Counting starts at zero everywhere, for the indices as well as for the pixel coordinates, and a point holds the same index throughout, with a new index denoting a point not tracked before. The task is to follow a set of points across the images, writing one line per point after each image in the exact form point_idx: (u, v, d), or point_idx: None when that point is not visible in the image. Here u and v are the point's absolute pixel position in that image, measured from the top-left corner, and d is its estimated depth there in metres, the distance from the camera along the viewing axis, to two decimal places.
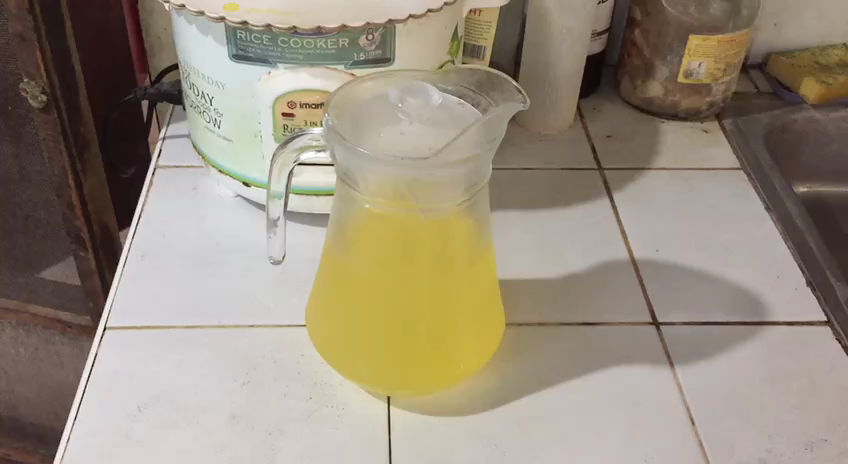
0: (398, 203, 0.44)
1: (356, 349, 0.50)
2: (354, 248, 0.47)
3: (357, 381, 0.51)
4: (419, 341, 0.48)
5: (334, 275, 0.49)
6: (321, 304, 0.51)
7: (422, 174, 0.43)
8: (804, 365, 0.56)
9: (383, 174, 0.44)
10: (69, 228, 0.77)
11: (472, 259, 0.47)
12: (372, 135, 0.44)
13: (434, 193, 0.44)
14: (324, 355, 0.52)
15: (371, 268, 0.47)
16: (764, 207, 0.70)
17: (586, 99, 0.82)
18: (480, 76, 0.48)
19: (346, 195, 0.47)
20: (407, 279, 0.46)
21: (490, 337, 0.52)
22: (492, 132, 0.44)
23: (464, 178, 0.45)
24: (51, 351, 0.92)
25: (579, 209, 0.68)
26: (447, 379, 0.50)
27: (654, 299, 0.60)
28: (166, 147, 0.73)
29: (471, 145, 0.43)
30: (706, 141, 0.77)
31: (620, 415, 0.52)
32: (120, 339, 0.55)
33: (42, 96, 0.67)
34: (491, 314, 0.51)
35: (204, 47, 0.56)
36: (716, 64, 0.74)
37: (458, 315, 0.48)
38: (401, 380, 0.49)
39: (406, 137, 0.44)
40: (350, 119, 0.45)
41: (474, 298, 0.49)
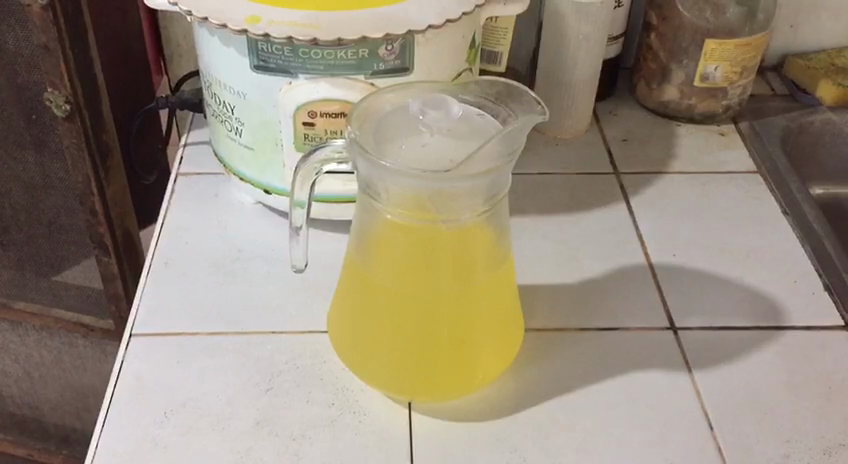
0: (419, 214, 0.45)
1: (378, 356, 0.50)
2: (376, 258, 0.48)
3: (378, 387, 0.52)
4: (441, 348, 0.49)
5: (355, 284, 0.50)
6: (342, 312, 0.52)
7: (443, 185, 0.43)
8: (822, 370, 0.56)
9: (405, 185, 0.44)
10: (92, 234, 0.78)
11: (491, 267, 0.48)
12: (394, 146, 0.45)
13: (455, 203, 0.45)
14: (346, 362, 0.53)
15: (393, 276, 0.48)
16: (782, 211, 0.70)
17: (603, 102, 0.83)
18: (500, 87, 0.48)
19: (368, 205, 0.48)
20: (429, 288, 0.47)
21: (510, 345, 0.53)
22: (513, 143, 0.44)
23: (483, 189, 0.45)
24: (74, 354, 0.93)
25: (595, 213, 0.69)
26: (466, 385, 0.51)
27: (671, 304, 0.61)
28: (187, 153, 0.74)
29: (492, 156, 0.43)
30: (722, 143, 0.77)
31: (640, 421, 0.53)
32: (146, 346, 0.56)
33: (66, 105, 0.68)
34: (510, 321, 0.52)
35: (226, 58, 0.57)
36: (732, 67, 0.75)
37: (479, 322, 0.49)
38: (421, 386, 0.50)
39: (427, 148, 0.44)
40: (371, 131, 0.46)
41: (492, 305, 0.49)
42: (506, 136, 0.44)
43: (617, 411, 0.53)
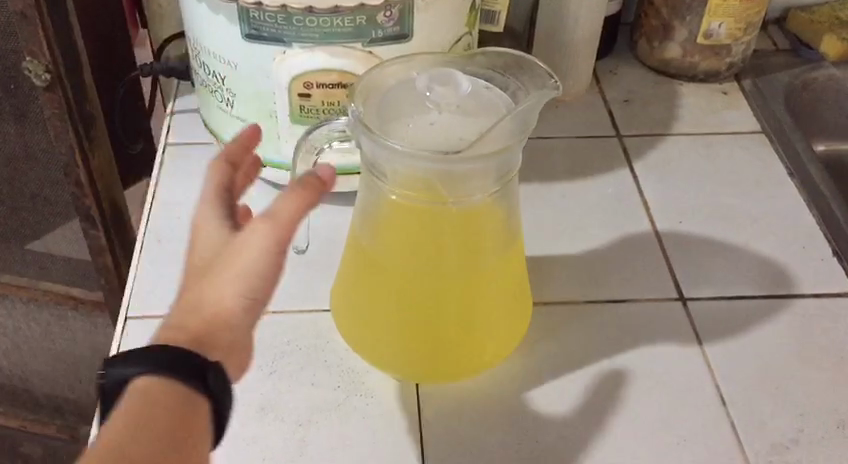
0: (428, 196, 0.43)
1: (385, 339, 0.49)
2: (381, 241, 0.46)
3: (385, 369, 0.51)
4: (451, 331, 0.48)
5: (359, 265, 0.49)
6: (346, 293, 0.51)
7: (453, 166, 0.41)
8: (833, 340, 0.55)
9: (414, 166, 0.42)
10: (79, 207, 0.75)
11: (501, 247, 0.47)
12: (401, 126, 0.43)
13: (465, 185, 0.43)
14: (353, 344, 0.52)
15: (400, 260, 0.46)
16: (788, 174, 0.68)
17: (603, 60, 0.80)
18: (509, 58, 0.46)
19: (373, 186, 0.46)
20: (438, 271, 0.46)
21: (519, 323, 0.51)
22: (526, 121, 0.42)
23: (494, 170, 0.43)
24: (64, 327, 0.92)
25: (599, 179, 0.67)
26: (476, 367, 0.50)
27: (679, 274, 0.60)
28: (174, 123, 0.71)
29: (504, 135, 0.41)
30: (725, 103, 0.75)
31: (652, 396, 0.52)
32: (143, 329, 0.55)
33: (46, 75, 0.65)
34: (520, 299, 0.51)
35: (215, 26, 0.54)
36: (736, 24, 0.73)
37: (489, 304, 0.48)
38: (430, 369, 0.49)
39: (436, 127, 0.42)
40: (376, 109, 0.43)
41: (503, 285, 0.48)
42: (519, 114, 0.42)
43: (628, 386, 0.52)
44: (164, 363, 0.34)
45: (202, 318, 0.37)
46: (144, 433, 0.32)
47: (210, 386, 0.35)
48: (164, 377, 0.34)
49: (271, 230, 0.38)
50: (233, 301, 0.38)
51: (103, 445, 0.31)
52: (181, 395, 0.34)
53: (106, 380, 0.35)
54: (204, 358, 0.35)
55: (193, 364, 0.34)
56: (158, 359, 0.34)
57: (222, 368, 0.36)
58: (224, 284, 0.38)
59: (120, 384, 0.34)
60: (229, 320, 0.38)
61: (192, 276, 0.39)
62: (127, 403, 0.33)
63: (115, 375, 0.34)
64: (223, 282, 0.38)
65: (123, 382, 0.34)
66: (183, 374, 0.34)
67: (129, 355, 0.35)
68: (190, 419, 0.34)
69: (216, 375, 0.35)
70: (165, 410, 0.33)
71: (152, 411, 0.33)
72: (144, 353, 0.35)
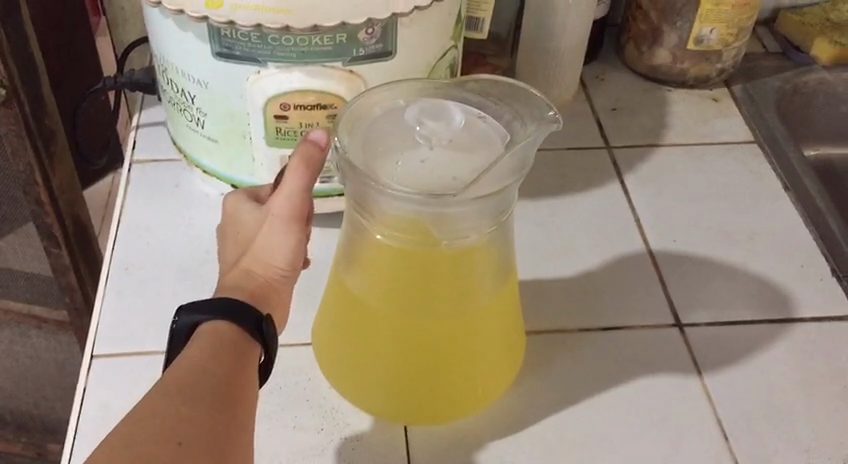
0: (418, 236, 0.40)
1: (371, 382, 0.46)
2: (367, 282, 0.43)
3: (371, 411, 0.48)
4: (442, 375, 0.45)
5: (343, 306, 0.45)
6: (329, 333, 0.48)
7: (446, 208, 0.38)
8: (836, 368, 0.53)
9: (403, 206, 0.39)
10: (39, 224, 0.71)
11: (496, 286, 0.44)
12: (389, 162, 0.39)
13: (459, 225, 0.40)
14: (336, 385, 0.49)
15: (389, 303, 0.43)
16: (783, 187, 0.66)
17: (589, 65, 0.77)
18: (505, 87, 0.44)
19: (358, 223, 0.43)
20: (431, 315, 0.43)
21: (512, 361, 0.49)
22: (524, 158, 0.39)
23: (490, 209, 0.40)
24: (27, 344, 0.88)
25: (589, 195, 0.64)
26: (468, 410, 0.47)
27: (675, 297, 0.57)
28: (141, 137, 0.67)
29: (502, 174, 0.39)
30: (716, 110, 0.73)
31: (651, 432, 0.49)
32: (110, 368, 0.51)
33: (1, 90, 0.61)
34: (514, 335, 0.48)
35: (183, 44, 0.50)
36: (728, 29, 0.70)
37: (482, 346, 0.45)
38: (420, 412, 0.46)
39: (428, 164, 0.39)
40: (362, 144, 0.40)
41: (497, 325, 0.45)
42: (518, 150, 0.39)
43: (627, 421, 0.50)
44: (225, 311, 0.40)
45: (247, 287, 0.43)
46: (214, 363, 0.37)
47: (262, 333, 0.41)
48: (226, 322, 0.40)
49: (290, 208, 0.43)
50: (275, 267, 0.44)
51: (185, 369, 0.36)
52: (240, 337, 0.40)
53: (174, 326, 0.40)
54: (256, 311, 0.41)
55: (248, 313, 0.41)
56: (220, 309, 0.40)
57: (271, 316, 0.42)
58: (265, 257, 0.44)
59: (188, 329, 0.40)
60: (275, 283, 0.44)
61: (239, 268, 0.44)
62: (199, 340, 0.39)
63: (183, 322, 0.40)
64: (262, 254, 0.44)
65: (190, 328, 0.40)
66: (242, 321, 0.40)
67: (192, 306, 0.41)
68: (248, 357, 0.39)
69: (268, 326, 0.41)
70: (229, 346, 0.39)
71: (219, 347, 0.38)
72: (208, 304, 0.40)
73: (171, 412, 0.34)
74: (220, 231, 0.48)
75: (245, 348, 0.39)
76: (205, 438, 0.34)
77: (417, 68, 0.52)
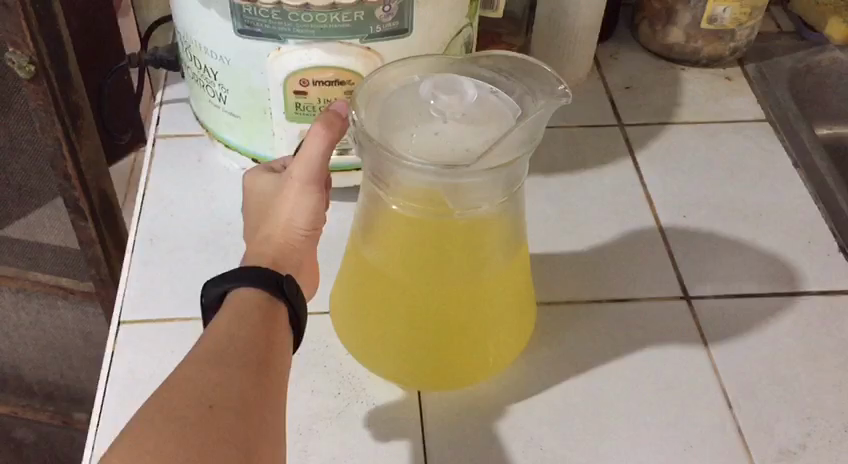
0: (432, 206, 0.42)
1: (385, 349, 0.48)
2: (382, 251, 0.45)
3: (385, 377, 0.49)
4: (453, 344, 0.47)
5: (359, 274, 0.47)
6: (346, 301, 0.49)
7: (459, 178, 0.40)
8: (839, 340, 0.55)
9: (418, 177, 0.41)
10: (66, 198, 0.73)
11: (507, 257, 0.45)
12: (404, 135, 0.41)
13: (472, 196, 0.42)
14: (352, 352, 0.50)
15: (402, 272, 0.44)
16: (793, 165, 0.67)
17: (604, 44, 0.78)
18: (517, 63, 0.45)
19: (375, 194, 0.44)
20: (444, 284, 0.44)
21: (522, 331, 0.50)
22: (533, 132, 0.41)
23: (500, 182, 0.42)
24: (54, 315, 0.91)
25: (601, 171, 0.66)
26: (478, 377, 0.49)
27: (684, 271, 0.59)
28: (165, 113, 0.69)
29: (512, 147, 0.40)
30: (729, 89, 0.74)
31: (657, 400, 0.51)
32: (137, 334, 0.53)
33: (30, 66, 0.63)
34: (525, 305, 0.50)
35: (206, 21, 0.52)
36: (741, 8, 0.71)
37: (493, 314, 0.47)
38: (433, 379, 0.48)
39: (442, 136, 0.41)
40: (378, 117, 0.42)
41: (508, 294, 0.47)
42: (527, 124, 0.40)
43: (633, 390, 0.51)
44: (248, 277, 0.42)
45: (270, 248, 0.46)
46: (245, 331, 0.39)
47: (289, 295, 0.43)
48: (253, 289, 0.42)
49: (307, 171, 0.46)
50: (296, 226, 0.47)
51: (218, 339, 0.38)
52: (266, 302, 0.42)
53: (207, 299, 0.43)
54: (277, 273, 0.43)
55: (270, 276, 0.42)
56: (244, 276, 0.42)
57: (294, 278, 0.44)
58: (285, 218, 0.47)
59: (218, 299, 0.42)
60: (297, 242, 0.47)
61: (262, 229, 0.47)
62: (228, 309, 0.41)
63: (213, 293, 0.42)
64: (283, 215, 0.47)
65: (220, 298, 0.42)
66: (267, 285, 0.42)
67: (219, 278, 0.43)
68: (276, 320, 0.41)
69: (291, 286, 0.43)
70: (257, 312, 0.41)
71: (248, 316, 0.40)
72: (235, 272, 0.43)
73: (208, 381, 0.36)
74: (245, 203, 0.51)
75: (271, 311, 0.41)
76: (241, 404, 0.35)
77: (433, 45, 0.53)
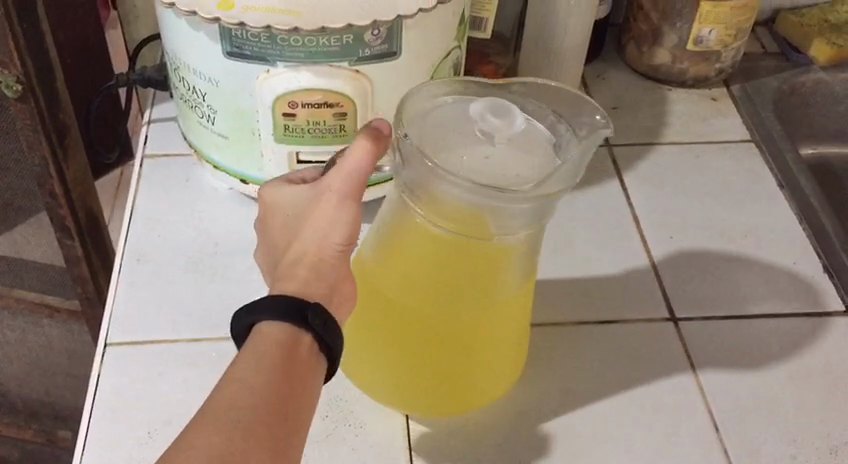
0: (469, 230, 0.42)
1: (400, 373, 0.47)
2: (408, 276, 0.44)
3: (383, 395, 0.49)
4: (474, 369, 0.47)
5: (375, 297, 0.46)
6: (353, 321, 0.48)
7: (504, 206, 0.41)
8: (824, 362, 0.55)
9: (460, 199, 0.41)
10: (52, 217, 0.73)
11: (526, 285, 0.46)
12: (455, 157, 0.42)
13: (511, 224, 0.42)
14: (357, 371, 0.50)
15: (433, 299, 0.44)
16: (778, 185, 0.68)
17: (591, 65, 0.79)
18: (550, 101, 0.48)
19: (404, 212, 0.44)
20: (478, 313, 0.44)
21: (521, 357, 0.50)
22: (580, 165, 0.42)
23: (540, 213, 0.42)
24: (40, 333, 0.90)
25: (589, 192, 0.66)
26: (489, 397, 0.49)
27: (671, 293, 0.59)
28: (153, 132, 0.69)
29: (565, 176, 0.41)
30: (715, 110, 0.74)
31: (645, 423, 0.51)
32: (123, 356, 0.53)
33: (18, 86, 0.63)
34: (527, 332, 0.50)
35: (195, 43, 0.52)
36: (727, 30, 0.71)
37: (511, 339, 0.47)
38: (446, 402, 0.48)
39: (491, 161, 0.42)
40: (426, 138, 0.43)
41: (519, 323, 0.47)
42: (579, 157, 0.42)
43: (621, 412, 0.52)
44: (275, 309, 0.38)
45: (303, 267, 0.41)
46: (265, 384, 0.35)
47: (321, 331, 0.38)
48: (282, 324, 0.38)
49: (348, 185, 0.41)
50: (332, 244, 0.41)
51: (233, 392, 0.34)
52: (292, 339, 0.37)
53: (237, 329, 0.39)
54: (304, 302, 0.39)
55: (296, 308, 0.38)
56: (273, 307, 0.38)
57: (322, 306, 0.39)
58: (319, 235, 0.42)
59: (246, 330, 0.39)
60: (332, 261, 0.42)
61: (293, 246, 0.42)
62: (251, 349, 0.37)
63: (242, 323, 0.38)
64: (317, 233, 0.42)
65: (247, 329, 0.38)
66: (298, 320, 0.38)
67: (247, 307, 0.39)
68: (300, 362, 0.37)
69: (320, 317, 0.38)
70: (283, 355, 0.37)
71: (272, 359, 0.36)
72: (265, 304, 0.38)
73: (216, 451, 0.32)
74: (265, 225, 0.46)
75: (297, 351, 0.37)
76: None
77: (421, 68, 0.54)
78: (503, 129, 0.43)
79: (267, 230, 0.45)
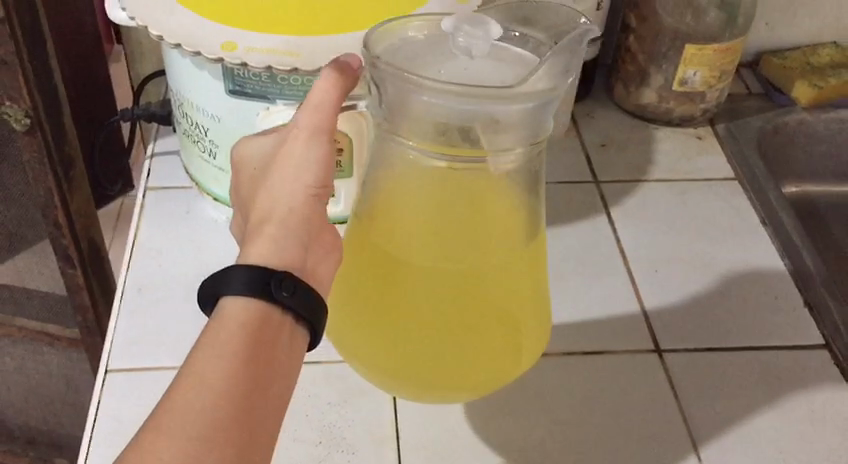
0: (454, 149, 0.39)
1: (394, 343, 0.43)
2: (392, 221, 0.41)
3: (382, 372, 0.44)
4: (474, 326, 0.42)
5: (360, 257, 0.43)
6: (339, 294, 0.44)
7: (487, 109, 0.37)
8: (803, 393, 0.57)
9: (440, 111, 0.38)
10: (56, 247, 0.75)
11: (524, 226, 0.42)
12: (432, 72, 0.39)
13: (498, 137, 0.39)
14: (351, 356, 0.45)
15: (418, 239, 0.40)
16: (760, 221, 0.70)
17: (581, 103, 0.81)
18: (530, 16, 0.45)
19: (390, 151, 0.41)
20: (466, 249, 0.40)
21: (533, 328, 0.45)
22: (569, 66, 0.40)
23: (532, 126, 0.39)
24: (39, 360, 0.92)
25: (577, 226, 0.68)
26: (497, 372, 0.44)
27: (655, 324, 0.61)
28: (156, 165, 0.71)
29: (551, 77, 0.38)
30: (700, 148, 0.77)
31: (629, 451, 0.53)
32: (123, 382, 0.55)
33: (26, 119, 0.65)
34: (538, 299, 0.45)
35: (198, 81, 0.55)
36: (711, 72, 0.74)
37: (514, 293, 0.42)
38: (448, 374, 0.43)
39: (470, 72, 0.39)
40: (397, 58, 0.40)
41: (523, 276, 0.42)
42: (562, 55, 0.40)
43: (606, 441, 0.53)
44: (241, 282, 0.36)
45: (275, 216, 0.40)
46: (226, 378, 0.33)
47: (292, 303, 0.37)
48: (249, 300, 0.36)
49: (316, 121, 0.41)
50: (305, 188, 0.41)
51: (190, 390, 0.33)
52: (257, 313, 0.36)
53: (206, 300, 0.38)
54: (271, 271, 0.37)
55: (262, 280, 0.37)
56: (238, 280, 0.37)
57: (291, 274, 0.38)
58: (290, 181, 0.41)
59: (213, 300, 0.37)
60: (306, 206, 0.41)
61: (264, 196, 0.41)
62: (212, 334, 0.35)
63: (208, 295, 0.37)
64: (289, 179, 0.41)
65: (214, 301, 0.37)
66: (265, 294, 0.36)
67: (214, 279, 0.37)
68: (267, 340, 0.35)
69: (289, 285, 0.37)
70: (245, 340, 0.35)
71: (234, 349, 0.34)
72: (233, 276, 0.37)
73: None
74: (239, 188, 0.45)
75: (262, 328, 0.36)
76: None
77: None
78: (480, 43, 0.40)
79: (240, 194, 0.45)
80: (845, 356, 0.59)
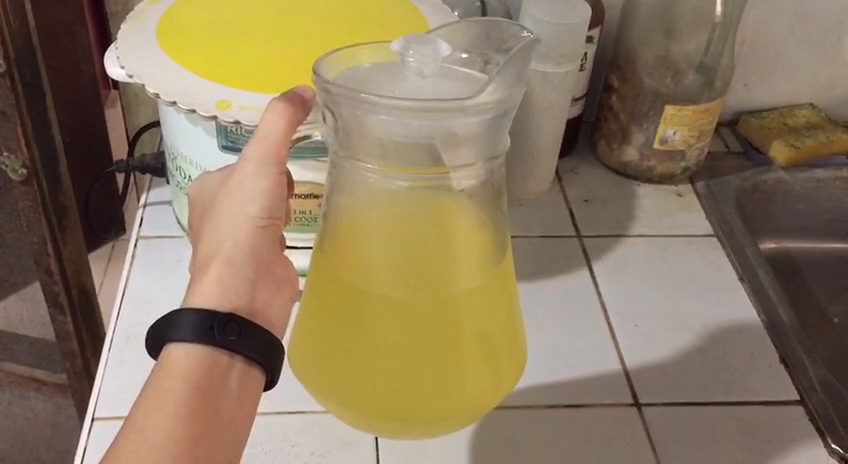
0: (414, 169, 0.40)
1: (363, 372, 0.42)
2: (355, 250, 0.41)
3: (356, 405, 0.43)
4: (443, 347, 0.41)
5: (324, 287, 0.43)
6: (310, 330, 0.45)
7: (443, 121, 0.38)
8: (778, 449, 0.58)
9: (397, 130, 0.39)
10: (47, 293, 0.76)
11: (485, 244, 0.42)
12: (385, 91, 0.39)
13: (456, 154, 0.40)
14: (327, 397, 0.45)
15: (382, 259, 0.41)
16: (738, 278, 0.72)
17: (565, 159, 0.84)
18: (477, 28, 0.44)
19: (354, 180, 0.42)
20: (426, 266, 0.41)
21: (503, 353, 0.44)
22: (522, 75, 0.40)
23: (488, 137, 0.40)
24: (26, 405, 0.92)
25: (560, 279, 0.70)
26: (478, 397, 0.43)
27: (635, 379, 0.62)
28: (148, 214, 0.73)
29: (505, 86, 0.39)
30: (681, 205, 0.79)
31: None
32: (109, 430, 0.55)
33: (23, 170, 0.67)
34: (507, 324, 0.45)
35: (193, 136, 0.56)
36: (690, 131, 0.76)
37: (484, 314, 0.42)
38: (425, 403, 0.42)
39: (424, 92, 0.39)
40: (350, 83, 0.40)
41: (490, 294, 0.42)
42: (516, 62, 0.40)
43: None
44: (190, 331, 0.39)
45: (223, 251, 0.43)
46: (167, 434, 0.36)
47: (238, 346, 0.40)
48: (195, 348, 0.39)
49: (263, 151, 0.43)
50: (250, 218, 0.44)
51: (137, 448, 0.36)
52: (204, 362, 0.39)
53: (153, 343, 0.40)
54: (219, 317, 0.40)
55: (210, 327, 0.40)
56: (185, 327, 0.39)
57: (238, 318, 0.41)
58: (238, 215, 0.44)
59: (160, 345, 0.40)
60: (253, 240, 0.44)
61: (214, 229, 0.45)
62: (155, 388, 0.38)
63: (157, 340, 0.40)
64: (232, 214, 0.44)
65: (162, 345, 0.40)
66: (211, 340, 0.39)
67: (162, 324, 0.40)
68: (212, 390, 0.39)
69: (236, 331, 0.40)
70: (190, 392, 0.38)
71: (176, 404, 0.37)
72: (179, 322, 0.40)
73: None
74: (193, 217, 0.49)
75: (210, 380, 0.39)
76: None
77: None
78: (430, 61, 0.40)
79: (195, 220, 0.48)
80: (820, 413, 0.60)
